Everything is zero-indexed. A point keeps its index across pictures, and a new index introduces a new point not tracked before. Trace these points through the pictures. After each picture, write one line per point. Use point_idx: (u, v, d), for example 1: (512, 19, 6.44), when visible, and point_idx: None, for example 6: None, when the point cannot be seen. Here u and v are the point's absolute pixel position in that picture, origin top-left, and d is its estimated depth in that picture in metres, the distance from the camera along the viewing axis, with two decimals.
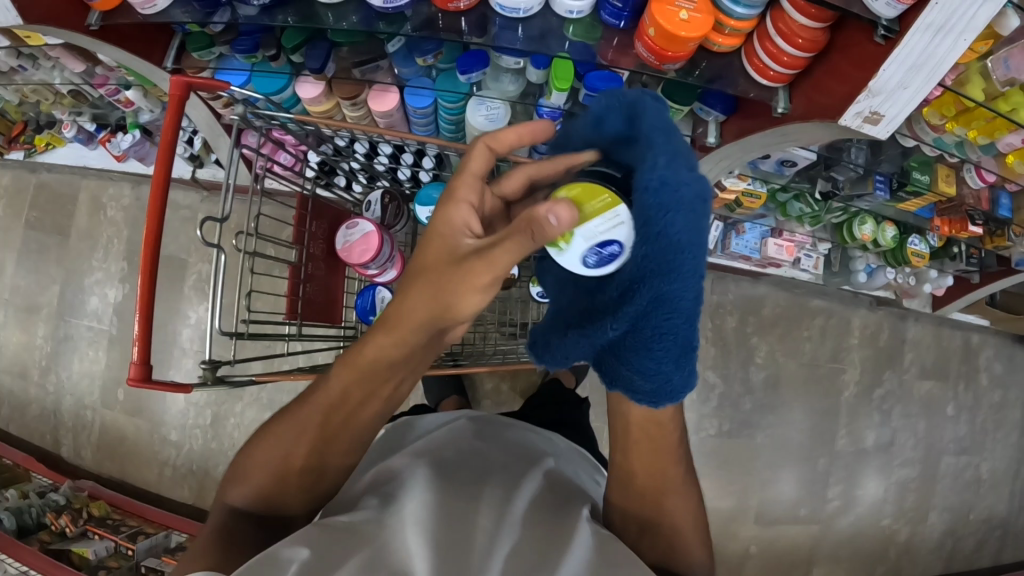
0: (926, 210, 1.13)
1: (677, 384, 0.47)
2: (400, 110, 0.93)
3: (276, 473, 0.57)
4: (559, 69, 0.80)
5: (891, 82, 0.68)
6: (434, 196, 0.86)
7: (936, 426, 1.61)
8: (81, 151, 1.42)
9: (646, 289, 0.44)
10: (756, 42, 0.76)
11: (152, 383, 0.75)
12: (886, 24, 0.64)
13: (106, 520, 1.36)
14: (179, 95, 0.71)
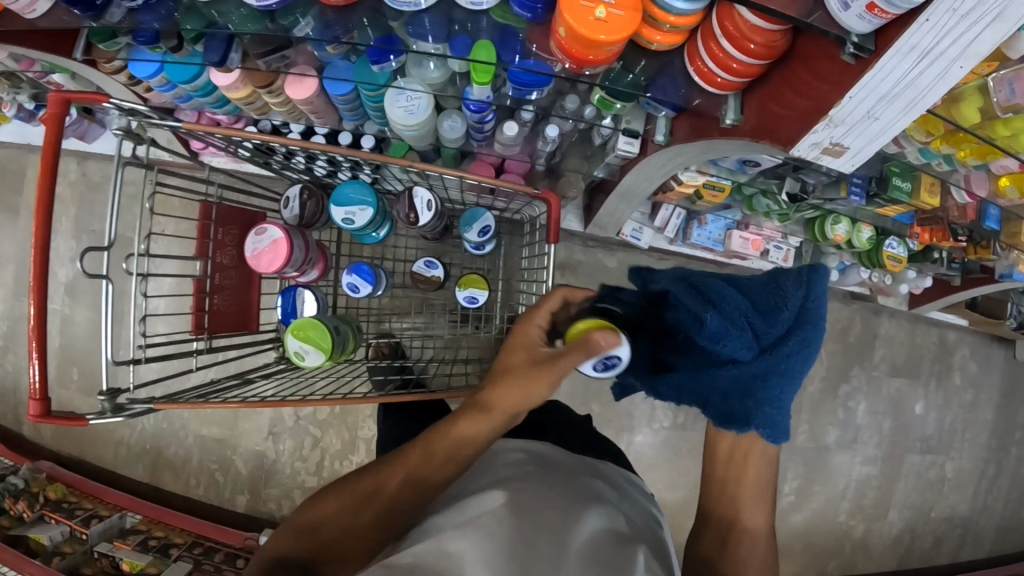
0: (906, 218, 0.97)
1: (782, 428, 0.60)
2: (321, 95, 0.87)
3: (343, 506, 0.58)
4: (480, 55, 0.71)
5: (856, 112, 0.56)
6: (350, 196, 0.82)
7: (903, 424, 1.57)
8: (24, 128, 1.38)
9: (776, 369, 0.58)
10: (700, 41, 0.63)
11: (54, 417, 0.73)
12: (857, 41, 0.50)
13: (62, 504, 1.37)
14: (60, 113, 0.71)
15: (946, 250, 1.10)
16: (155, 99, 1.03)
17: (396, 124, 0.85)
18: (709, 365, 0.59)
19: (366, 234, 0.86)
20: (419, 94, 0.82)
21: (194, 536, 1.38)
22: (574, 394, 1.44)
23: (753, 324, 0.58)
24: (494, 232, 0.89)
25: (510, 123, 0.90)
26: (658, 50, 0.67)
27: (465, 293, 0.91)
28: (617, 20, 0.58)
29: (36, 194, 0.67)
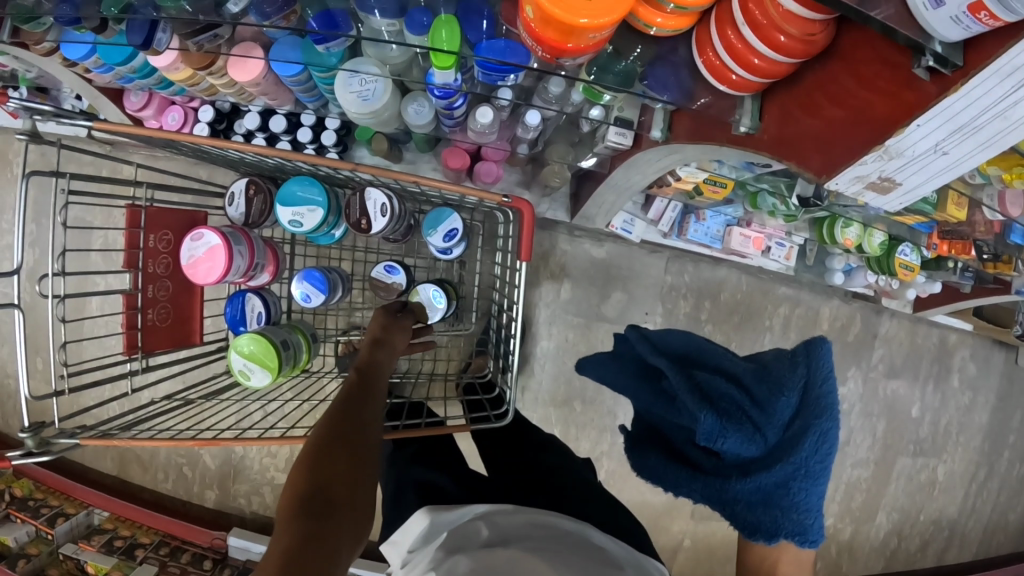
0: (925, 226, 0.88)
1: (814, 528, 0.56)
2: (270, 76, 0.78)
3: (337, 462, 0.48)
4: (442, 32, 0.61)
5: (922, 143, 0.46)
6: (297, 195, 0.74)
7: (897, 426, 1.52)
8: None
9: (802, 469, 0.54)
10: (715, 28, 0.52)
11: None
12: (941, 52, 0.40)
13: (27, 502, 1.31)
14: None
15: (963, 261, 1.00)
16: (98, 80, 0.91)
17: (351, 110, 0.77)
18: (728, 479, 0.56)
19: (320, 234, 0.78)
20: (375, 77, 0.74)
21: (160, 535, 1.32)
22: (556, 391, 1.38)
23: (751, 416, 0.56)
24: (462, 234, 0.82)
25: (483, 110, 0.80)
26: (657, 36, 0.56)
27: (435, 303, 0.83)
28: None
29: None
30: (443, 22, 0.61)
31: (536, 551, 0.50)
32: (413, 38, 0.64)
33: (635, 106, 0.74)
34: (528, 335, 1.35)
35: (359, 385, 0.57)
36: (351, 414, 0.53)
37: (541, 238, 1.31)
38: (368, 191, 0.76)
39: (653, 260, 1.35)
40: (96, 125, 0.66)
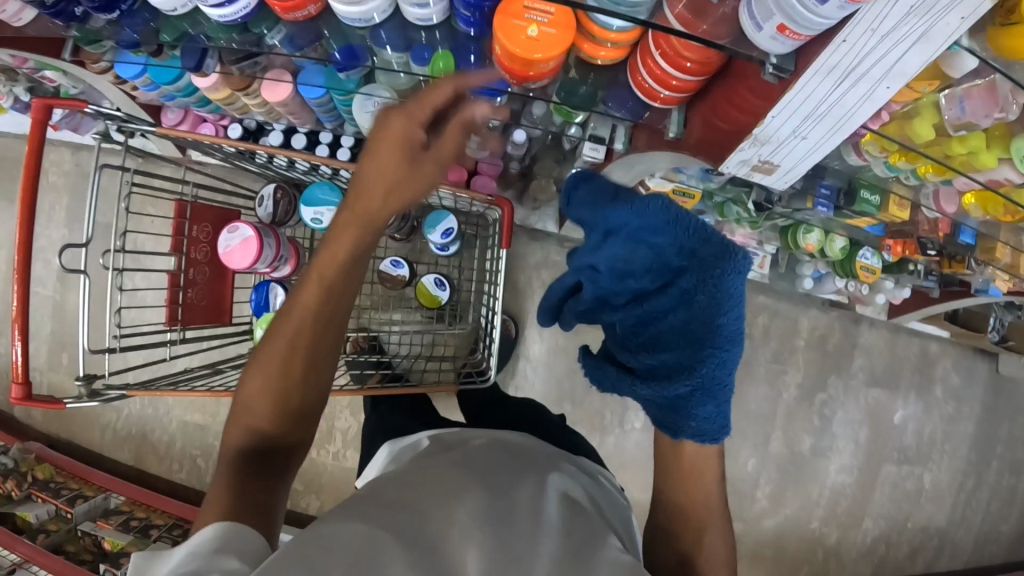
0: (877, 228, 1.04)
1: (715, 431, 0.63)
2: (296, 98, 0.90)
3: (272, 412, 0.59)
4: (441, 63, 0.73)
5: (782, 129, 0.65)
6: (320, 197, 0.85)
7: (881, 433, 1.57)
8: (21, 120, 1.40)
9: (699, 367, 0.62)
10: (640, 59, 0.66)
11: (34, 401, 0.76)
12: (776, 63, 0.55)
13: (48, 484, 1.39)
14: (43, 118, 0.70)
15: (924, 263, 1.17)
16: (142, 96, 1.04)
17: (364, 125, 0.90)
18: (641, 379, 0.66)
19: None
20: (385, 99, 0.86)
21: (175, 518, 1.40)
22: (548, 391, 1.46)
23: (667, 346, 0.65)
24: (457, 233, 0.93)
25: None
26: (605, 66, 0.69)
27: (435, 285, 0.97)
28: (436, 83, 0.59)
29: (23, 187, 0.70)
30: (442, 55, 0.73)
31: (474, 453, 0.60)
32: (417, 68, 0.75)
33: (607, 125, 0.83)
34: (522, 338, 1.44)
35: (306, 303, 0.60)
36: (291, 360, 0.60)
37: (534, 249, 1.42)
38: None
39: None
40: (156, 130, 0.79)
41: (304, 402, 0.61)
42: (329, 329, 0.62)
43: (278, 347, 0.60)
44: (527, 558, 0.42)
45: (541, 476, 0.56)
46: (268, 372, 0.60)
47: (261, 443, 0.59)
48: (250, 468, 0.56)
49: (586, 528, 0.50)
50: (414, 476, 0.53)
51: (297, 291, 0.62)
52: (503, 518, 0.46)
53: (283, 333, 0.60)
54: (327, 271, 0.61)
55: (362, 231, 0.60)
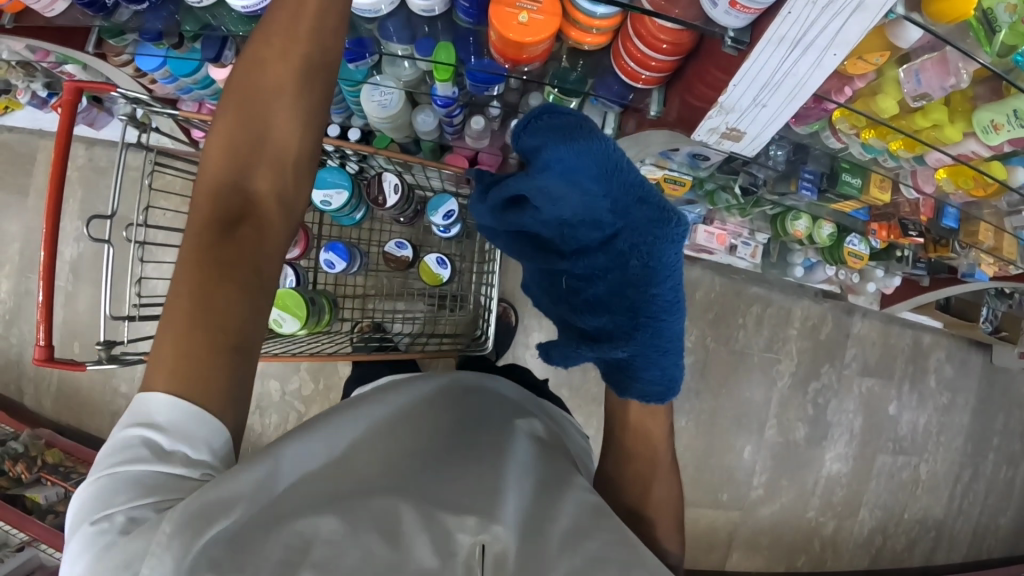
0: (862, 213, 1.15)
1: (659, 394, 0.68)
2: None
3: (231, 217, 0.52)
4: (442, 53, 0.77)
5: (745, 99, 0.68)
6: (331, 181, 0.88)
7: (877, 423, 1.59)
8: (37, 115, 1.46)
9: (635, 321, 0.67)
10: (621, 44, 0.69)
11: (56, 362, 0.83)
12: (734, 36, 0.59)
13: (58, 467, 1.42)
14: (72, 100, 0.77)
15: (908, 248, 1.26)
16: (159, 90, 1.09)
17: (371, 115, 0.93)
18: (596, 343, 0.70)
19: (343, 216, 0.93)
20: (391, 89, 0.90)
21: None
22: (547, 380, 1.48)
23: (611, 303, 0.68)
24: (458, 216, 0.96)
25: (476, 118, 0.95)
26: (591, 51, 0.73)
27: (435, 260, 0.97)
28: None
29: (52, 160, 0.77)
30: (442, 46, 0.77)
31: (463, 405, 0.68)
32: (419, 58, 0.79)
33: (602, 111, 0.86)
34: (521, 326, 1.48)
35: (254, 112, 0.57)
36: (250, 170, 0.55)
37: None
38: (384, 173, 0.91)
39: None
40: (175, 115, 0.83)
41: (273, 205, 0.55)
42: (292, 140, 0.58)
43: (228, 156, 0.55)
44: (498, 501, 0.51)
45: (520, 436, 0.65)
46: (227, 183, 0.54)
47: (228, 243, 0.50)
48: (222, 277, 0.48)
49: (550, 481, 0.59)
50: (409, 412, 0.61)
51: (240, 103, 0.57)
52: (484, 470, 0.55)
53: (234, 139, 0.55)
54: (273, 81, 0.57)
55: (307, 65, 0.58)
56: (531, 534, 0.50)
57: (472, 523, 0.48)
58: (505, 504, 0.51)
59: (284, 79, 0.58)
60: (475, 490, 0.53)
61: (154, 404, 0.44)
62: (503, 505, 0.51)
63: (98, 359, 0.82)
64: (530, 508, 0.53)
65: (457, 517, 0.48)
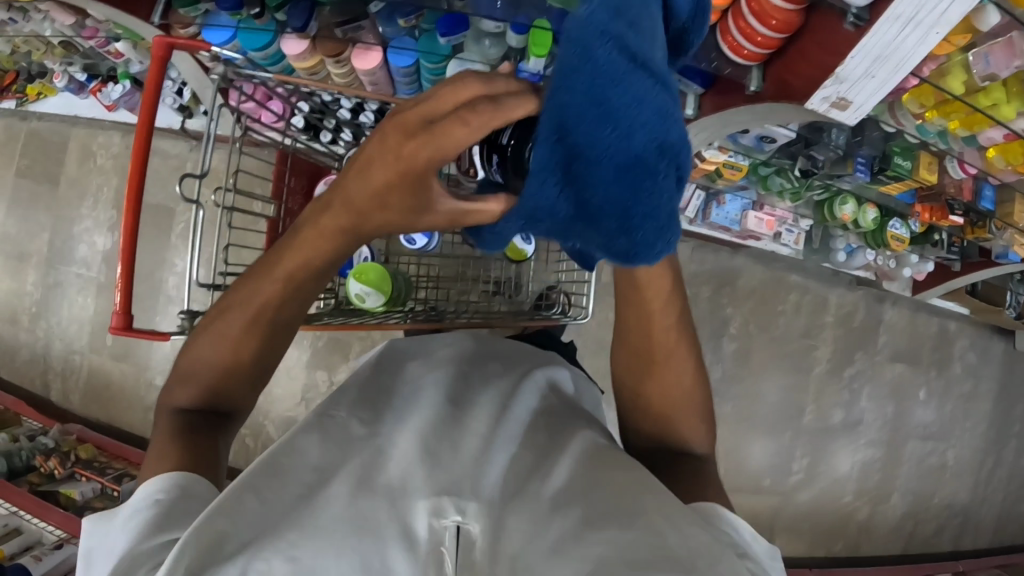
0: (907, 195, 1.20)
1: (643, 253, 0.38)
2: (383, 69, 0.95)
3: (218, 377, 0.55)
4: (536, 37, 0.80)
5: (857, 70, 0.72)
6: None
7: (907, 408, 1.62)
8: (71, 100, 1.39)
9: (637, 218, 0.37)
10: (731, 21, 0.76)
11: (132, 333, 0.78)
12: (855, 12, 0.66)
13: (92, 463, 1.39)
14: (162, 57, 0.73)
15: (946, 231, 1.32)
16: None
17: None
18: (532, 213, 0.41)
19: None
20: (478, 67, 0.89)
21: None
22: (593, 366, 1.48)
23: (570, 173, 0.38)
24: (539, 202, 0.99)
25: None
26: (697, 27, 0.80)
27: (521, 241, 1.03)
28: (416, 128, 0.40)
29: (141, 117, 0.72)
30: (537, 30, 0.80)
31: (448, 359, 0.65)
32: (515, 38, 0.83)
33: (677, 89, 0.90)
34: None
35: (272, 275, 0.54)
36: (245, 334, 0.55)
37: None
38: None
39: (678, 248, 1.44)
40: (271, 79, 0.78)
41: (256, 365, 0.56)
42: (295, 308, 0.56)
43: (234, 314, 0.55)
44: (474, 474, 0.47)
45: (516, 388, 0.61)
46: (219, 344, 0.55)
47: (209, 402, 0.54)
48: (190, 430, 0.52)
49: (547, 444, 0.53)
50: (374, 394, 0.58)
51: (262, 269, 0.55)
52: (451, 436, 0.51)
53: (245, 301, 0.55)
54: (299, 246, 0.53)
55: (338, 236, 0.51)
56: (515, 494, 0.47)
57: (448, 505, 0.44)
58: (488, 471, 0.48)
59: (302, 255, 0.53)
60: (437, 459, 0.48)
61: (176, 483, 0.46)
62: (485, 471, 0.48)
63: (182, 330, 0.78)
64: (514, 475, 0.49)
65: (422, 497, 0.45)
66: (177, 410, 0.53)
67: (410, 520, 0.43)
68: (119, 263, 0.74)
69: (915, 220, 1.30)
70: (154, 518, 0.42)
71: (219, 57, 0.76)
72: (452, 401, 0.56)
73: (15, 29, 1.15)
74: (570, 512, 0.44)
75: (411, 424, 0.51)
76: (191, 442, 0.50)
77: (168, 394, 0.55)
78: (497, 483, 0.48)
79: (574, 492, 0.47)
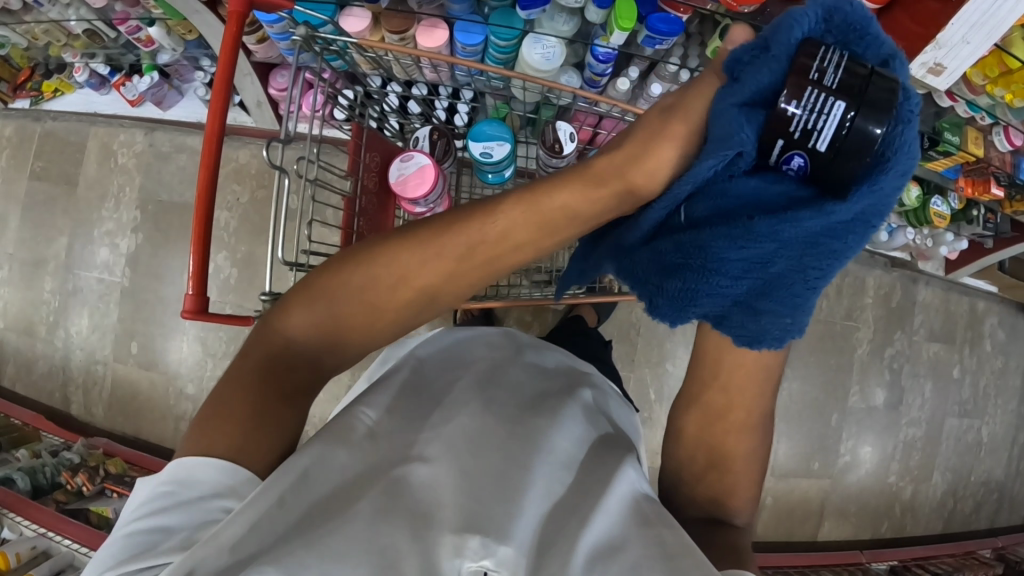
0: (952, 170, 1.17)
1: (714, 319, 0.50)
2: (446, 47, 0.92)
3: (334, 329, 0.51)
4: (622, 8, 0.81)
5: (955, 37, 0.70)
6: (488, 132, 0.86)
7: (943, 386, 1.65)
8: (91, 96, 1.33)
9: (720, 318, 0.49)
10: None
11: (205, 317, 0.70)
12: None
13: (123, 478, 1.28)
14: (241, 13, 0.69)
15: (984, 206, 1.30)
16: (261, 52, 1.04)
17: (529, 69, 0.91)
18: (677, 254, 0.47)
19: (496, 172, 0.90)
20: (553, 42, 0.87)
21: None
22: (645, 353, 1.45)
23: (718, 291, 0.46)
24: None
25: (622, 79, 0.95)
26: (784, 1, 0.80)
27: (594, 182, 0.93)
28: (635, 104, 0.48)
29: (218, 74, 0.67)
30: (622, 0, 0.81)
31: (483, 364, 0.58)
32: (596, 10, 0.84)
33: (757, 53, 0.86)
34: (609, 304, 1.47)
35: (441, 252, 0.51)
36: (383, 301, 0.52)
37: None
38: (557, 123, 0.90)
39: None
40: (359, 42, 0.77)
41: (373, 342, 0.53)
42: (447, 296, 0.54)
43: (384, 275, 0.51)
44: (506, 509, 0.40)
45: (558, 403, 0.55)
46: (353, 298, 0.51)
47: (316, 346, 0.51)
48: (278, 376, 0.49)
49: (591, 474, 0.47)
50: (402, 393, 0.50)
51: (437, 236, 0.51)
52: (485, 463, 0.44)
53: (402, 259, 0.51)
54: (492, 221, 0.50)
55: (542, 225, 0.50)
56: (550, 539, 0.40)
57: (473, 545, 0.37)
58: (521, 513, 0.40)
59: (484, 243, 0.51)
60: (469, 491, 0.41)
61: (201, 472, 0.42)
62: (518, 514, 0.40)
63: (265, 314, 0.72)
64: (556, 511, 0.42)
65: (448, 531, 0.38)
66: (289, 338, 0.50)
67: (432, 554, 0.36)
68: (195, 234, 0.66)
69: (954, 196, 1.29)
70: (179, 513, 0.40)
71: (303, 21, 0.74)
72: (490, 412, 0.49)
73: (36, 16, 1.08)
74: (619, 558, 0.38)
75: (447, 442, 0.45)
76: (261, 403, 0.47)
77: (279, 314, 0.51)
78: (532, 522, 0.40)
79: (621, 534, 0.39)
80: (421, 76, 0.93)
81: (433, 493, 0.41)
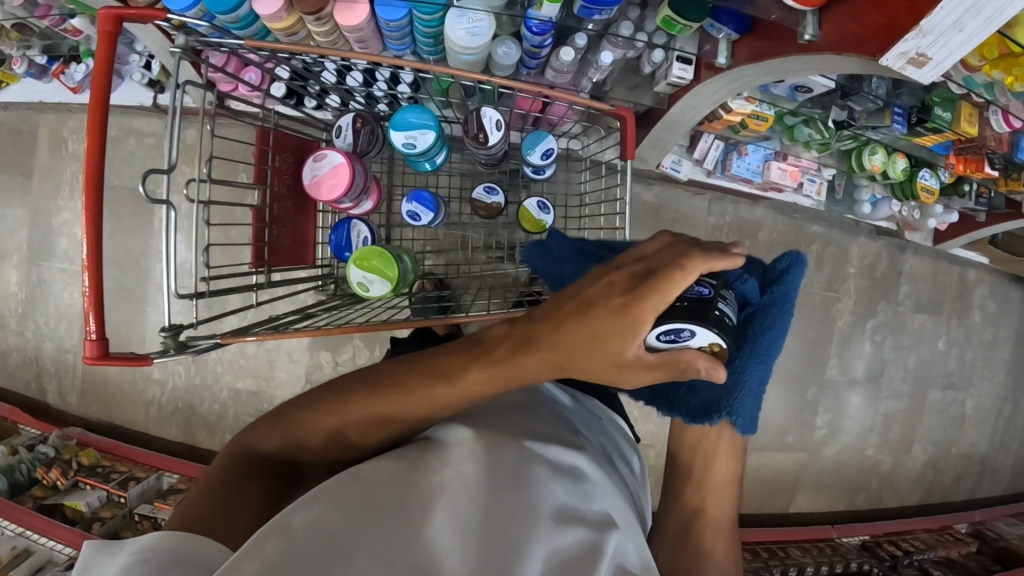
0: (942, 146, 1.09)
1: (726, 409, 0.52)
2: (370, 23, 0.86)
3: (303, 444, 0.52)
4: None
5: (944, 22, 0.62)
6: (410, 120, 0.80)
7: (926, 359, 1.61)
8: (35, 85, 1.29)
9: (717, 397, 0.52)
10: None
11: (109, 361, 0.66)
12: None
13: (95, 469, 1.31)
14: (112, 32, 0.63)
15: (976, 182, 1.21)
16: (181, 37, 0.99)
17: (455, 47, 0.85)
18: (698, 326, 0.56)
19: (423, 161, 0.85)
20: (481, 15, 0.83)
21: None
22: None
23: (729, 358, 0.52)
24: (555, 155, 0.90)
25: (566, 49, 0.93)
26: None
27: (531, 163, 0.90)
28: (642, 303, 0.44)
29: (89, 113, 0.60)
30: None
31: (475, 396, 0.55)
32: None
33: (694, 44, 0.94)
34: None
35: (433, 398, 0.49)
36: (359, 431, 0.51)
37: None
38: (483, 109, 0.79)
39: (696, 202, 1.48)
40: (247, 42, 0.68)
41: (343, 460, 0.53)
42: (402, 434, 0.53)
43: (350, 415, 0.50)
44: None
45: (559, 436, 0.53)
46: (321, 428, 0.51)
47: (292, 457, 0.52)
48: (251, 470, 0.51)
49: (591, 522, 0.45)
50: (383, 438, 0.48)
51: (398, 377, 0.50)
52: (483, 512, 0.42)
53: (372, 400, 0.50)
54: (470, 382, 0.48)
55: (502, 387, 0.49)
56: None
57: None
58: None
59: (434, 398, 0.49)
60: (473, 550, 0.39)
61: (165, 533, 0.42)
62: None
63: (166, 350, 0.67)
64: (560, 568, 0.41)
65: None
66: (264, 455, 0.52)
67: None
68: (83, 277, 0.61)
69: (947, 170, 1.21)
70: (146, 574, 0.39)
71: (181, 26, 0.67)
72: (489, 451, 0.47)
73: None
74: None
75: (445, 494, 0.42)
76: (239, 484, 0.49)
77: (252, 432, 0.53)
78: None
79: None
80: (345, 63, 0.86)
81: (436, 542, 0.40)
